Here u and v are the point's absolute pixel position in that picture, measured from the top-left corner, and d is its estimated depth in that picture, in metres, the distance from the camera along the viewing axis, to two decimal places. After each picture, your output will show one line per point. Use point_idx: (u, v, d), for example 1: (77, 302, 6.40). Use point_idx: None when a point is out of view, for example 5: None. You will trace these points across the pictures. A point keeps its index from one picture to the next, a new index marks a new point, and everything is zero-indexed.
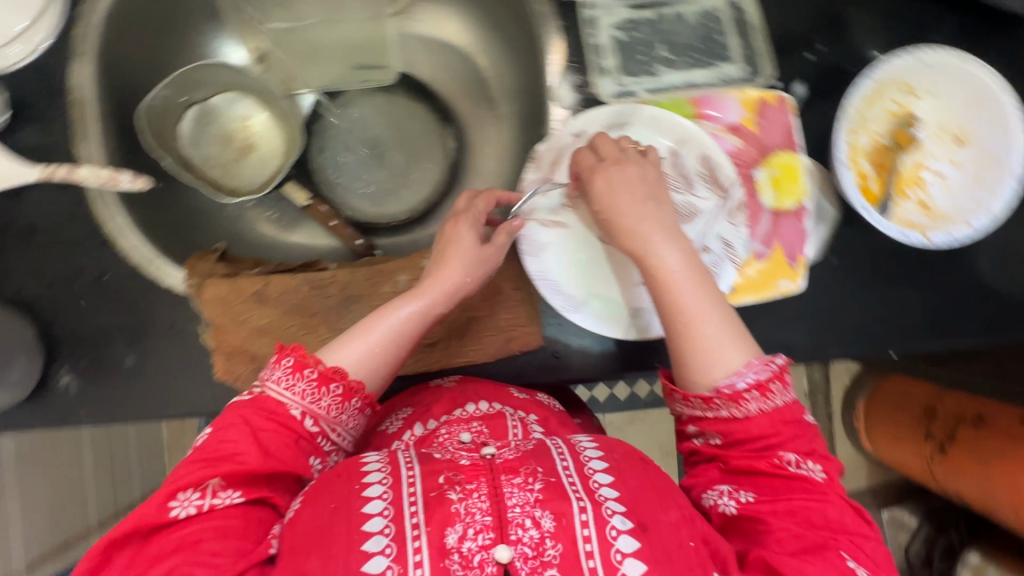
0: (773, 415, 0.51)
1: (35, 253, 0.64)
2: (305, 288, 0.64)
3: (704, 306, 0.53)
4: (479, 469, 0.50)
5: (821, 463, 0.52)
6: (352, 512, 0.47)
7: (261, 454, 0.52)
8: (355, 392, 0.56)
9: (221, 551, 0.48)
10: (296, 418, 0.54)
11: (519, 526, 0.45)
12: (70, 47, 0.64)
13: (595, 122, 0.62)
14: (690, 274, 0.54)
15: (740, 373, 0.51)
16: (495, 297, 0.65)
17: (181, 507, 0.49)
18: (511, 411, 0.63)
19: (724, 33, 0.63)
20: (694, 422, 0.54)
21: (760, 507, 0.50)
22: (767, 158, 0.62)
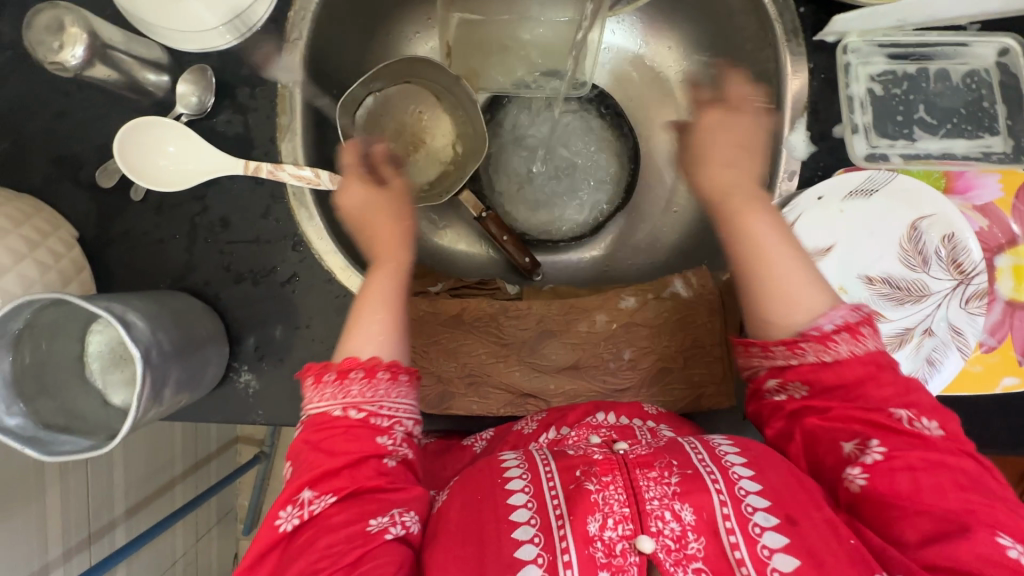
0: (865, 359, 0.45)
1: (223, 244, 0.62)
2: (502, 317, 0.63)
3: (787, 256, 0.49)
4: (612, 462, 0.46)
5: (938, 418, 0.45)
6: (498, 500, 0.45)
7: (327, 456, 0.45)
8: (376, 365, 0.48)
9: (336, 542, 0.42)
10: (337, 417, 0.46)
11: (659, 518, 0.43)
12: (283, 32, 0.60)
13: (844, 188, 0.59)
14: (780, 236, 0.50)
15: (824, 319, 0.46)
16: (691, 350, 0.62)
17: (284, 521, 0.44)
18: (640, 423, 0.56)
19: (992, 99, 0.59)
20: (775, 375, 0.47)
21: (913, 465, 0.43)
22: (1016, 246, 0.58)
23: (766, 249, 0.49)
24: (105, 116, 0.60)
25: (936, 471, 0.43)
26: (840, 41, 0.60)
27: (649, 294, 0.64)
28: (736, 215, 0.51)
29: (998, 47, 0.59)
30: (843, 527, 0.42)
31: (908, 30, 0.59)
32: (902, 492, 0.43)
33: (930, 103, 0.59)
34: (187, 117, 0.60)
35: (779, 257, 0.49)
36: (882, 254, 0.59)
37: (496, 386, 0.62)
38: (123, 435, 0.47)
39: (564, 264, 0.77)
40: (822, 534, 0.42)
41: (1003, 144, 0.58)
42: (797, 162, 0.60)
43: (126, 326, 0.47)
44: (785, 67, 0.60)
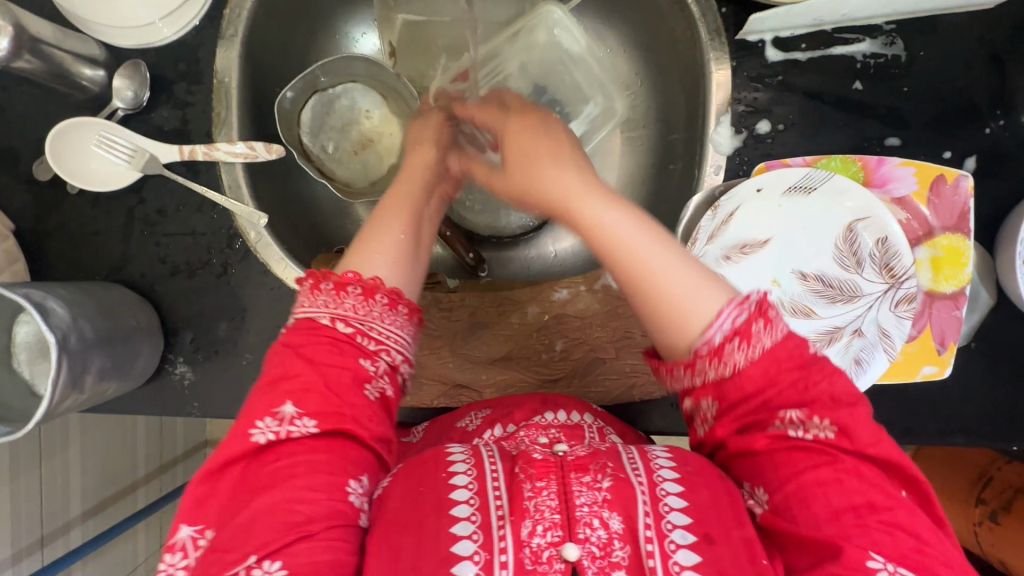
0: (764, 362, 0.42)
1: (160, 238, 0.62)
2: (435, 307, 0.64)
3: (656, 255, 0.44)
4: (549, 465, 0.45)
5: (831, 418, 0.41)
6: (439, 494, 0.44)
7: (314, 367, 0.45)
8: (376, 287, 0.48)
9: (318, 487, 0.42)
10: (326, 324, 0.47)
11: (587, 526, 0.42)
12: (220, 29, 0.62)
13: (781, 183, 0.60)
14: (650, 234, 0.45)
15: (714, 326, 0.42)
16: (622, 341, 0.63)
17: (260, 433, 0.44)
18: (590, 423, 0.55)
19: (902, 97, 0.62)
20: (688, 396, 0.45)
21: (789, 496, 0.41)
22: (931, 238, 0.59)
23: (639, 252, 0.44)
24: (42, 110, 0.61)
25: (817, 493, 0.40)
26: (761, 41, 0.62)
27: (582, 286, 0.65)
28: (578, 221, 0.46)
29: (911, 48, 0.62)
30: (760, 547, 0.41)
31: (827, 29, 0.62)
32: (790, 530, 0.41)
33: (844, 102, 0.62)
34: (123, 111, 0.61)
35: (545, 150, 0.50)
36: (816, 252, 0.61)
37: (430, 377, 0.62)
38: (37, 421, 0.47)
39: (510, 260, 0.78)
40: (737, 554, 0.41)
41: (910, 141, 0.62)
42: (722, 157, 0.63)
43: (43, 313, 0.47)
44: (709, 66, 0.62)
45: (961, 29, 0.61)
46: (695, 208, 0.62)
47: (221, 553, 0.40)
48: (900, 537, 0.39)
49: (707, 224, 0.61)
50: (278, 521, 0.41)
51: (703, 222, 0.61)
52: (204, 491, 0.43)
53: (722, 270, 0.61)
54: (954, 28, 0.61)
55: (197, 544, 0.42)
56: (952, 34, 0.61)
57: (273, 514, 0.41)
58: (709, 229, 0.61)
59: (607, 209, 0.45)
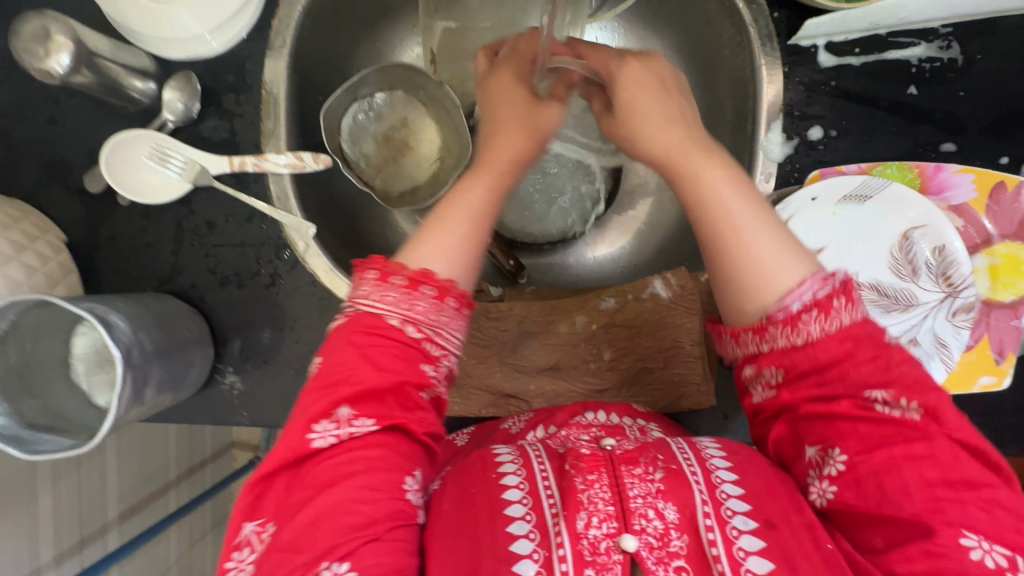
0: (843, 336, 0.41)
1: (209, 249, 0.63)
2: (482, 317, 0.63)
3: (746, 215, 0.45)
4: (598, 459, 0.46)
5: (919, 399, 0.40)
6: (492, 495, 0.45)
7: (375, 371, 0.44)
8: (450, 289, 0.46)
9: (378, 485, 0.42)
10: (396, 326, 0.45)
11: (642, 517, 0.42)
12: (267, 40, 0.62)
13: (837, 190, 0.59)
14: (746, 200, 0.45)
15: (794, 295, 0.42)
16: (671, 351, 0.62)
17: (319, 436, 0.42)
18: (630, 422, 0.55)
19: (958, 103, 0.60)
20: (750, 363, 0.44)
21: (872, 467, 0.40)
22: (990, 246, 0.58)
23: (731, 211, 0.45)
24: (93, 123, 0.61)
25: (903, 468, 0.39)
26: (813, 46, 0.61)
27: (630, 295, 0.64)
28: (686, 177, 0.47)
29: (968, 51, 0.60)
30: (822, 531, 0.41)
31: (881, 33, 0.60)
32: (871, 500, 0.40)
33: (898, 107, 0.61)
34: (173, 123, 0.61)
35: (660, 99, 0.51)
36: (871, 261, 0.59)
37: (478, 386, 0.62)
38: (103, 435, 0.48)
39: (549, 267, 0.78)
40: (799, 535, 0.41)
41: (967, 146, 0.60)
42: (773, 164, 0.62)
43: (107, 327, 0.48)
44: (759, 70, 0.61)
45: (1020, 31, 0.60)
46: None
47: (286, 554, 0.40)
48: (996, 515, 0.38)
49: None
50: (342, 524, 0.40)
51: None
52: (262, 489, 0.43)
53: None
54: (1013, 31, 0.60)
55: (260, 539, 0.41)
56: (1011, 37, 0.60)
57: (335, 518, 0.41)
58: None
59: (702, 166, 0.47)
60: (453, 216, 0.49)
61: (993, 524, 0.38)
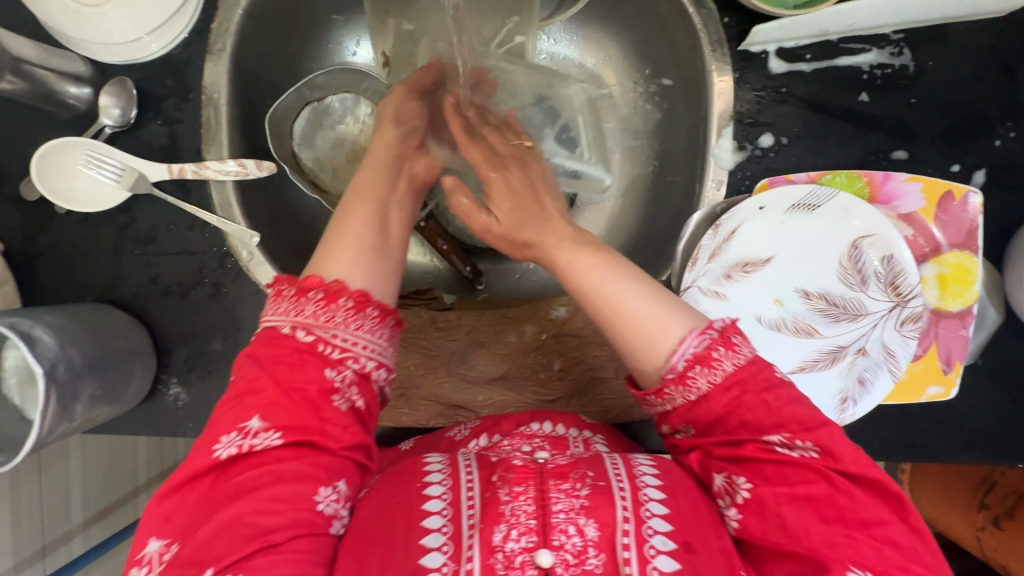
0: (728, 382, 0.43)
1: (151, 258, 0.61)
2: (431, 327, 0.63)
3: (624, 286, 0.46)
4: (528, 471, 0.45)
5: (813, 438, 0.42)
6: (412, 505, 0.44)
7: (276, 382, 0.44)
8: (339, 291, 0.47)
9: (283, 497, 0.41)
10: (286, 333, 0.46)
11: (562, 532, 0.42)
12: (208, 44, 0.60)
13: (787, 199, 0.59)
14: (624, 277, 0.47)
15: (678, 353, 0.44)
16: (620, 360, 0.62)
17: (223, 448, 0.43)
18: (575, 434, 0.54)
19: (909, 110, 0.60)
20: (665, 420, 0.46)
21: (772, 503, 0.41)
22: (939, 256, 0.58)
23: (613, 306, 0.46)
24: (29, 128, 0.60)
25: (800, 505, 0.41)
26: (764, 52, 0.60)
27: (580, 304, 0.64)
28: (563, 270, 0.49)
29: (919, 58, 0.60)
30: (738, 558, 0.41)
31: (832, 39, 0.60)
32: (771, 533, 0.41)
33: (849, 114, 0.60)
34: (111, 128, 0.59)
35: (525, 204, 0.54)
36: (819, 270, 0.59)
37: (426, 397, 0.61)
38: (28, 452, 0.47)
39: (507, 273, 0.77)
40: (715, 561, 0.41)
41: (917, 154, 0.60)
42: (724, 172, 0.61)
43: (30, 343, 0.47)
44: (710, 76, 0.61)
45: (971, 38, 0.59)
46: (696, 225, 0.61)
47: (185, 567, 0.40)
48: (886, 551, 0.39)
49: (708, 242, 0.59)
50: (240, 535, 0.40)
51: (704, 240, 0.59)
52: (173, 503, 0.43)
53: (722, 288, 0.59)
54: (963, 38, 0.59)
55: (163, 559, 0.41)
56: (962, 43, 0.59)
57: (234, 528, 0.40)
58: (711, 247, 0.59)
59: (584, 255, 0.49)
60: (349, 234, 0.52)
61: (883, 558, 0.39)
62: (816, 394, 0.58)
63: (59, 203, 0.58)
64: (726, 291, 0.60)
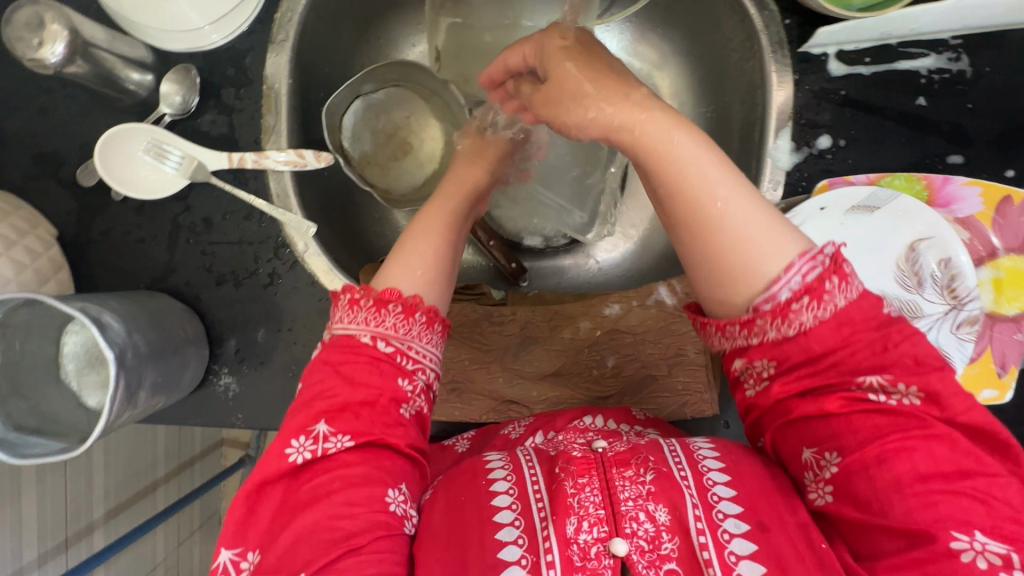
0: (833, 321, 0.40)
1: (205, 246, 0.61)
2: (485, 322, 0.62)
3: (729, 190, 0.41)
4: (589, 462, 0.47)
5: (917, 384, 0.40)
6: (482, 503, 0.46)
7: (350, 386, 0.45)
8: (417, 305, 0.47)
9: (357, 501, 0.42)
10: (365, 343, 0.46)
11: (633, 520, 0.43)
12: (270, 33, 0.60)
13: (845, 201, 0.59)
14: (724, 169, 0.42)
15: (782, 282, 0.40)
16: (675, 358, 0.62)
17: (297, 452, 0.43)
18: (629, 428, 0.56)
19: (966, 115, 0.60)
20: (738, 354, 0.43)
21: (866, 461, 0.40)
22: (995, 260, 0.58)
23: (715, 198, 0.41)
24: (87, 113, 0.59)
25: (898, 461, 0.39)
26: (824, 54, 0.60)
27: (634, 301, 0.63)
28: (668, 159, 0.42)
29: (977, 64, 0.60)
30: (816, 531, 0.42)
31: (892, 43, 0.60)
32: (864, 500, 0.40)
33: (906, 117, 0.61)
34: (170, 117, 0.59)
35: (611, 78, 0.47)
36: (876, 272, 0.59)
37: (479, 393, 0.61)
38: (96, 439, 0.46)
39: (551, 271, 0.77)
40: (791, 537, 0.41)
41: (974, 158, 0.60)
42: (781, 172, 0.61)
43: (100, 327, 0.46)
44: (769, 78, 0.61)
45: None
46: None
47: None
48: (991, 506, 0.38)
49: None
50: (322, 541, 0.40)
51: None
52: (245, 512, 0.43)
53: None
54: (1021, 44, 0.60)
55: (240, 567, 0.42)
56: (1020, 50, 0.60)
57: (315, 535, 0.41)
58: None
59: (657, 123, 0.43)
60: (412, 246, 0.51)
61: (988, 514, 0.38)
62: None
63: (120, 189, 0.57)
64: None
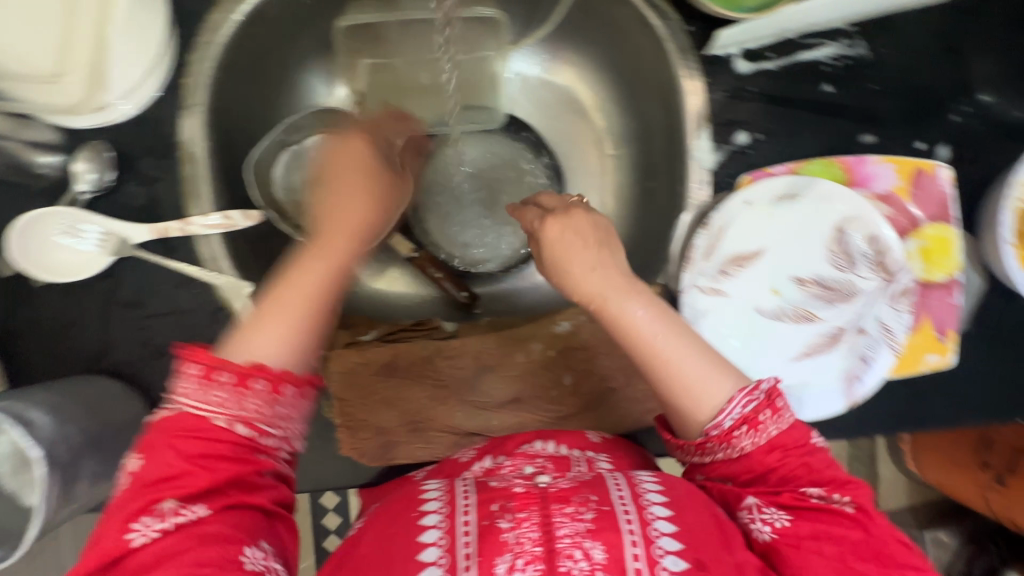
0: (768, 447, 0.46)
1: (142, 320, 0.59)
2: (437, 357, 0.61)
3: (676, 348, 0.47)
4: (530, 497, 0.45)
5: (850, 494, 0.46)
6: (409, 539, 0.44)
7: (181, 458, 0.41)
8: (254, 372, 0.43)
9: (205, 563, 0.39)
10: (223, 428, 0.42)
11: (569, 558, 0.42)
12: (181, 97, 0.59)
13: (770, 191, 0.60)
14: (667, 326, 0.48)
15: (725, 411, 0.46)
16: (630, 367, 0.62)
17: (139, 534, 0.39)
18: (578, 454, 0.54)
19: (872, 96, 0.63)
20: (699, 471, 0.50)
21: (806, 532, 0.44)
22: (920, 230, 0.60)
23: (664, 353, 0.47)
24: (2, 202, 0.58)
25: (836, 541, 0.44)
26: (729, 55, 0.62)
27: (583, 316, 0.63)
28: (614, 320, 0.48)
29: (872, 46, 0.63)
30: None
31: (791, 36, 0.62)
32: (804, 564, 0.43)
33: (816, 105, 0.63)
34: (87, 194, 0.58)
35: (585, 249, 0.49)
36: (809, 256, 0.61)
37: (439, 429, 0.61)
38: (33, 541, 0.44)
39: (503, 294, 0.77)
40: None
41: (884, 137, 0.63)
42: (707, 172, 0.62)
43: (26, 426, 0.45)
44: (681, 82, 0.62)
45: (917, 24, 0.63)
46: (687, 226, 0.62)
47: None
48: None
49: (702, 242, 0.59)
50: None
51: (698, 242, 0.59)
52: None
53: (721, 285, 0.60)
54: (910, 24, 0.63)
55: None
56: (909, 29, 0.63)
57: None
58: (705, 247, 0.59)
59: (616, 298, 0.48)
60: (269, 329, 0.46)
61: None
62: (821, 377, 0.60)
63: (24, 267, 0.57)
64: (724, 287, 0.61)
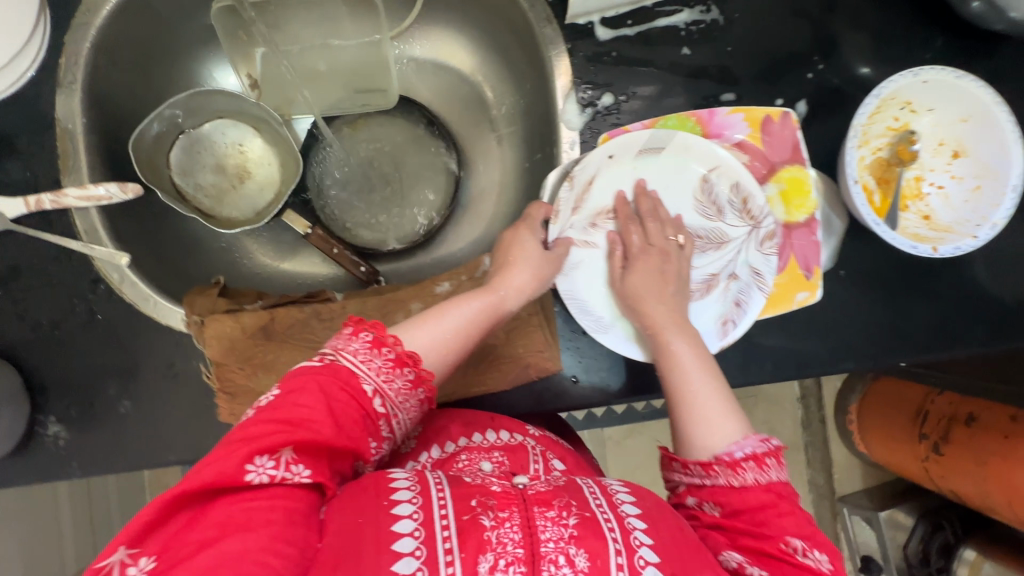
0: (770, 492, 0.48)
1: (19, 294, 0.60)
2: (314, 320, 0.61)
3: (697, 376, 0.53)
4: (510, 497, 0.44)
5: (825, 552, 0.47)
6: (381, 526, 0.41)
7: (330, 419, 0.43)
8: (409, 360, 0.48)
9: (292, 540, 0.39)
10: (367, 394, 0.46)
11: (552, 563, 0.40)
12: (56, 77, 0.61)
13: (634, 144, 0.63)
14: (701, 361, 0.54)
15: (734, 446, 0.50)
16: (512, 323, 0.62)
17: (257, 473, 0.40)
18: (532, 445, 0.60)
19: (728, 57, 0.67)
20: (693, 493, 0.51)
21: None
22: (776, 174, 0.63)
23: (693, 380, 0.53)
24: None
25: None
26: (590, 23, 0.66)
27: (463, 277, 0.65)
28: (663, 348, 0.56)
29: (725, 12, 0.67)
30: None
31: (647, 5, 0.66)
32: None
33: (676, 67, 0.66)
34: None
35: (661, 283, 0.59)
36: (679, 207, 0.64)
37: None
38: None
39: (406, 268, 0.78)
40: None
41: (744, 94, 0.66)
42: (575, 132, 0.66)
43: None
44: (548, 52, 0.66)
45: None
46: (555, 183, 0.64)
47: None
48: None
49: (567, 194, 0.63)
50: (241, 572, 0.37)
51: (562, 193, 0.63)
52: (152, 519, 0.38)
53: (592, 236, 0.63)
54: None
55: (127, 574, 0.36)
56: None
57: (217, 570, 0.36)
58: (569, 199, 0.63)
59: (665, 327, 0.56)
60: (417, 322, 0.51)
61: None
62: (696, 320, 0.62)
63: None
64: (595, 239, 0.63)
